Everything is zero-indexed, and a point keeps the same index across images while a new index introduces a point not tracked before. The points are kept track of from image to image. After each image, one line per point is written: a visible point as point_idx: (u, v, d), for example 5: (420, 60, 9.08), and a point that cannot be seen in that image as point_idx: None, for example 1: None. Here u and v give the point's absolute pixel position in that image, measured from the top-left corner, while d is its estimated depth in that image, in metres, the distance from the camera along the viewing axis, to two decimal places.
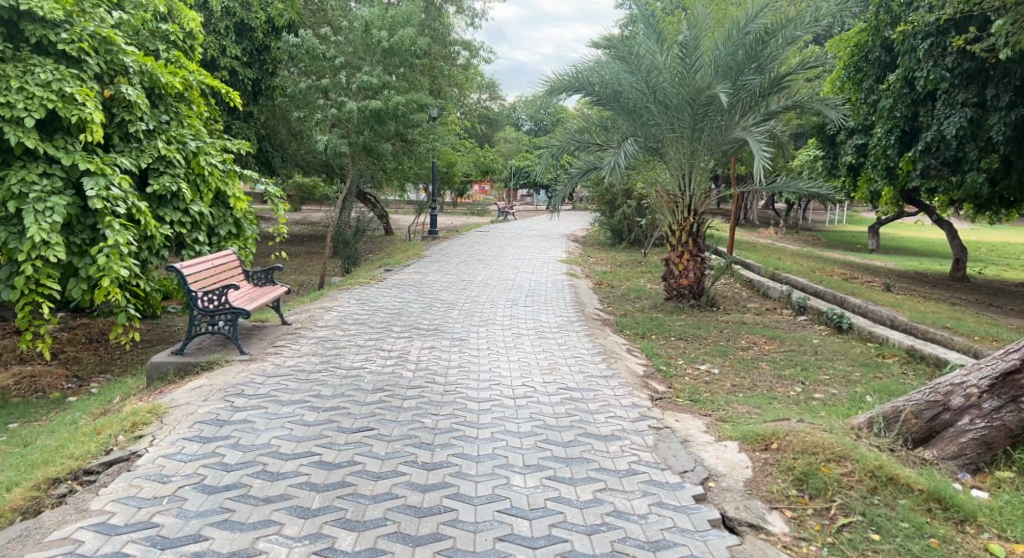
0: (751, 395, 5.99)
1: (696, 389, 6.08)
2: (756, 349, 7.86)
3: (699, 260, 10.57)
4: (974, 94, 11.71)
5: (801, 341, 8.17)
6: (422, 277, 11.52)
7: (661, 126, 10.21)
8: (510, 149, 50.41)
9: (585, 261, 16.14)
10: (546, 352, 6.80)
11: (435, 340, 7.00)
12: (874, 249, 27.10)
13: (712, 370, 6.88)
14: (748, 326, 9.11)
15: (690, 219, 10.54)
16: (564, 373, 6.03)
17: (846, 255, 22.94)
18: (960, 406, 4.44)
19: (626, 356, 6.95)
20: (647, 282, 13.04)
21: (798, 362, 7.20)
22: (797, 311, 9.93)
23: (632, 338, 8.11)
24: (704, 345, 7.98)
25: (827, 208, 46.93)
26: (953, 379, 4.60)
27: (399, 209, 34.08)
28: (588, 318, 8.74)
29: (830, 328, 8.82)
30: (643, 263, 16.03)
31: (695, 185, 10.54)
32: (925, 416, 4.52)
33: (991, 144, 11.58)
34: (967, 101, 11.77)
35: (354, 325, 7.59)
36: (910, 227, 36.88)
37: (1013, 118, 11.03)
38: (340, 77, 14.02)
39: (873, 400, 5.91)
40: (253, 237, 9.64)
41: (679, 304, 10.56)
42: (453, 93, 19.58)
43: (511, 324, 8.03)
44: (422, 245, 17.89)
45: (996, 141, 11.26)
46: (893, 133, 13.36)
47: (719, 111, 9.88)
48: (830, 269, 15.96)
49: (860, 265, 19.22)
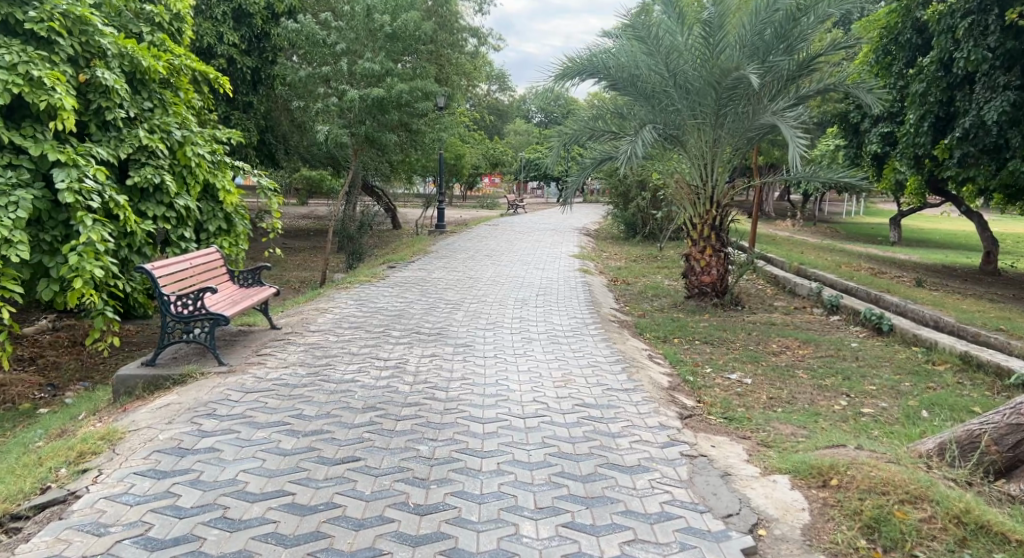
0: (792, 411, 5.29)
1: (729, 405, 5.40)
2: (790, 355, 7.14)
3: (723, 256, 9.87)
4: (1017, 77, 10.88)
5: (838, 345, 7.45)
6: (426, 275, 10.88)
7: (681, 112, 9.50)
8: (521, 141, 49.67)
9: (598, 256, 15.44)
10: (559, 360, 6.14)
11: (437, 347, 6.34)
12: (896, 242, 26.22)
13: (744, 380, 6.19)
14: (777, 328, 8.40)
15: (713, 212, 9.82)
16: (580, 386, 5.37)
17: (868, 248, 22.11)
18: None
19: (647, 365, 6.27)
20: (665, 279, 12.34)
21: (839, 370, 6.48)
22: (829, 310, 9.22)
23: (653, 342, 7.42)
24: (732, 350, 7.28)
25: (844, 200, 45.94)
26: None
27: (407, 202, 33.48)
28: (604, 320, 8.06)
29: (868, 329, 8.10)
30: (659, 258, 15.33)
31: (718, 176, 9.83)
32: (1007, 443, 3.75)
33: None
34: (1009, 84, 10.93)
35: (349, 329, 6.95)
36: (932, 218, 35.89)
37: None
38: (341, 64, 13.37)
39: (932, 417, 5.18)
40: (245, 233, 9.03)
41: (701, 303, 9.86)
42: (460, 82, 18.89)
43: (520, 327, 7.37)
44: (430, 239, 17.22)
45: None
46: (926, 119, 12.57)
47: (745, 96, 9.16)
48: (855, 264, 15.21)
49: (886, 259, 18.40)
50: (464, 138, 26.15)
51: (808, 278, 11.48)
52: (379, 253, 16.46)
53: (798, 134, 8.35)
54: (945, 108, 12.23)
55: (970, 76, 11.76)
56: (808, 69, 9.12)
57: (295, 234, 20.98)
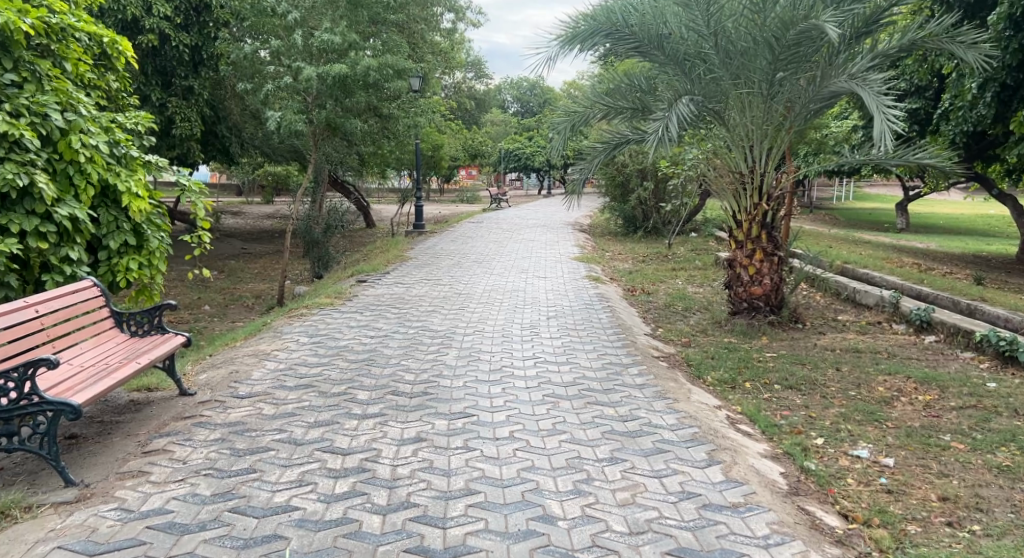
0: (1005, 533, 3.32)
1: (899, 526, 3.38)
2: (915, 406, 5.11)
3: (777, 261, 7.83)
4: None
5: (970, 387, 5.43)
6: (403, 292, 8.75)
7: (723, 80, 7.29)
8: (500, 131, 47.49)
9: (602, 257, 13.40)
10: (608, 441, 4.07)
11: (422, 424, 4.22)
12: (903, 229, 24.49)
13: (884, 460, 4.15)
14: (866, 357, 6.41)
15: (763, 206, 7.68)
16: (657, 505, 3.34)
17: (885, 238, 20.28)
18: None
19: (737, 441, 4.24)
20: (688, 286, 10.34)
21: (1007, 434, 4.48)
22: (918, 329, 7.28)
23: (721, 394, 5.37)
24: (832, 399, 5.27)
25: (834, 184, 44.36)
26: None
27: (380, 197, 31.27)
28: (647, 359, 5.97)
29: (990, 359, 6.15)
30: (671, 258, 13.34)
31: (768, 162, 7.67)
32: None
33: None
34: None
35: (293, 390, 4.79)
36: (930, 203, 34.38)
37: None
38: (294, 37, 10.96)
39: None
40: (163, 249, 6.51)
41: (752, 320, 7.83)
42: (437, 63, 16.75)
43: (537, 377, 5.28)
44: (407, 242, 15.06)
45: None
46: (991, 89, 10.32)
47: (809, 55, 7.02)
48: (894, 259, 13.34)
49: (914, 250, 16.55)
50: (438, 127, 23.98)
51: (866, 282, 9.55)
52: (349, 259, 14.28)
53: (887, 103, 6.24)
54: (1013, 75, 10.01)
55: None
56: (878, 24, 7.07)
57: (255, 237, 18.69)
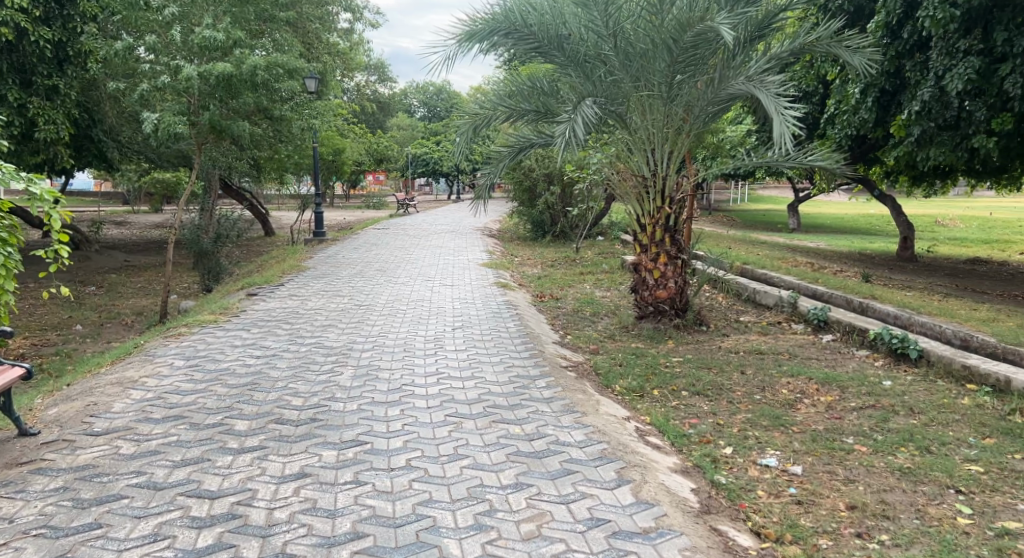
0: (912, 542, 3.27)
1: (811, 541, 3.28)
2: (818, 409, 5.10)
3: (681, 264, 7.78)
4: (980, 40, 8.63)
5: (868, 386, 5.49)
6: (297, 305, 8.20)
7: (623, 83, 7.17)
8: (405, 135, 46.72)
9: (510, 263, 13.20)
10: (513, 464, 3.79)
11: (307, 457, 3.81)
12: (796, 228, 25.66)
13: (792, 468, 4.06)
14: (769, 359, 6.43)
15: (667, 209, 7.61)
16: (565, 537, 3.09)
17: (779, 238, 21.11)
18: None
19: (646, 456, 4.06)
20: (596, 290, 10.26)
21: (906, 434, 4.50)
22: (816, 328, 7.42)
23: (629, 404, 5.20)
24: (738, 404, 5.19)
25: (731, 187, 46.11)
26: None
27: (280, 204, 30.00)
28: (554, 369, 5.75)
29: (884, 356, 6.29)
30: (579, 262, 13.29)
31: (670, 165, 7.61)
32: None
33: (1006, 99, 8.61)
34: (971, 49, 8.68)
35: (160, 423, 4.26)
36: (818, 204, 36.22)
37: None
38: (173, 33, 10.17)
39: None
40: (8, 265, 5.64)
41: (659, 324, 7.76)
42: (334, 64, 16.10)
43: (438, 395, 4.93)
44: (305, 251, 14.35)
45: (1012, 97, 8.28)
46: (871, 94, 10.77)
47: (707, 57, 6.97)
48: (789, 258, 13.78)
49: (806, 249, 17.23)
50: (340, 130, 23.21)
51: (765, 282, 9.73)
52: (243, 269, 13.47)
53: (783, 105, 6.27)
54: (892, 81, 10.50)
55: (923, 42, 9.85)
56: (770, 28, 7.13)
57: (141, 249, 17.41)
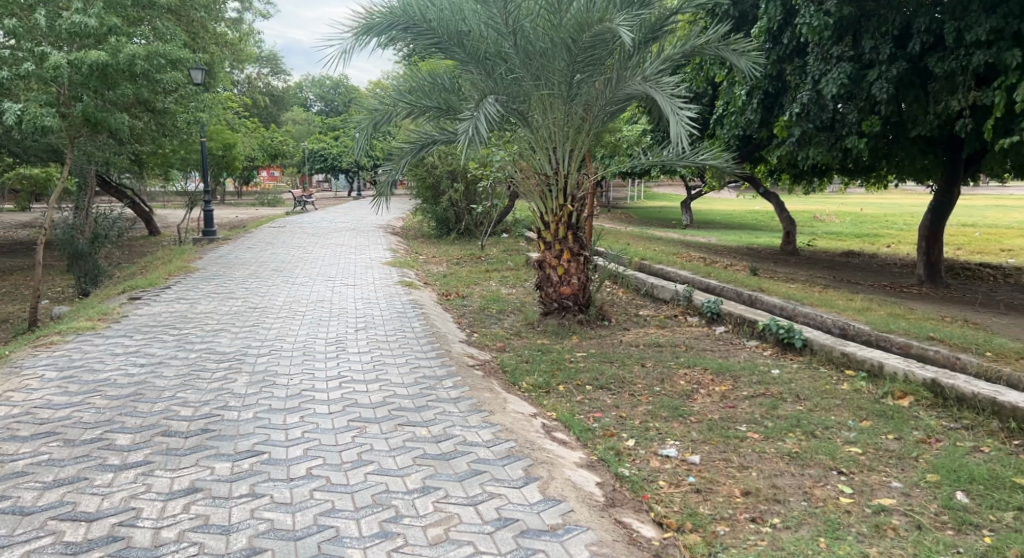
0: (801, 523, 3.45)
1: (710, 528, 3.39)
2: (714, 398, 5.31)
3: (583, 260, 7.89)
4: (850, 47, 9.23)
5: (759, 374, 5.76)
6: (186, 309, 7.77)
7: (524, 81, 7.20)
8: (301, 130, 45.30)
9: (414, 261, 13.02)
10: (420, 468, 3.72)
11: (198, 470, 3.60)
12: (690, 224, 26.69)
13: (691, 458, 4.19)
14: (667, 351, 6.63)
15: (569, 207, 7.70)
16: (473, 539, 3.06)
17: (674, 234, 21.91)
18: None
19: (552, 452, 4.09)
20: (501, 287, 10.29)
21: (793, 419, 4.76)
22: (709, 320, 7.72)
23: (535, 400, 5.23)
24: (639, 397, 5.32)
25: (629, 184, 47.45)
26: None
27: (167, 202, 28.39)
28: (460, 368, 5.70)
29: (772, 345, 6.62)
30: (483, 259, 13.28)
31: (571, 163, 7.70)
32: None
33: (873, 102, 9.25)
34: (843, 55, 9.26)
35: (29, 441, 3.92)
36: (710, 201, 37.86)
37: (896, 74, 8.75)
38: (37, 17, 9.38)
39: (973, 503, 3.61)
40: None
41: (563, 320, 7.86)
42: (222, 56, 15.37)
43: (341, 400, 4.78)
44: (195, 251, 13.64)
45: (879, 101, 8.91)
46: (756, 97, 11.33)
47: (606, 57, 7.09)
48: (684, 253, 14.31)
49: (699, 245, 17.96)
50: (230, 124, 22.21)
51: (663, 277, 10.05)
52: (126, 271, 12.65)
53: (678, 105, 6.47)
54: (774, 84, 11.08)
55: (800, 48, 10.45)
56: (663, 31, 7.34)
57: (7, 251, 16.03)
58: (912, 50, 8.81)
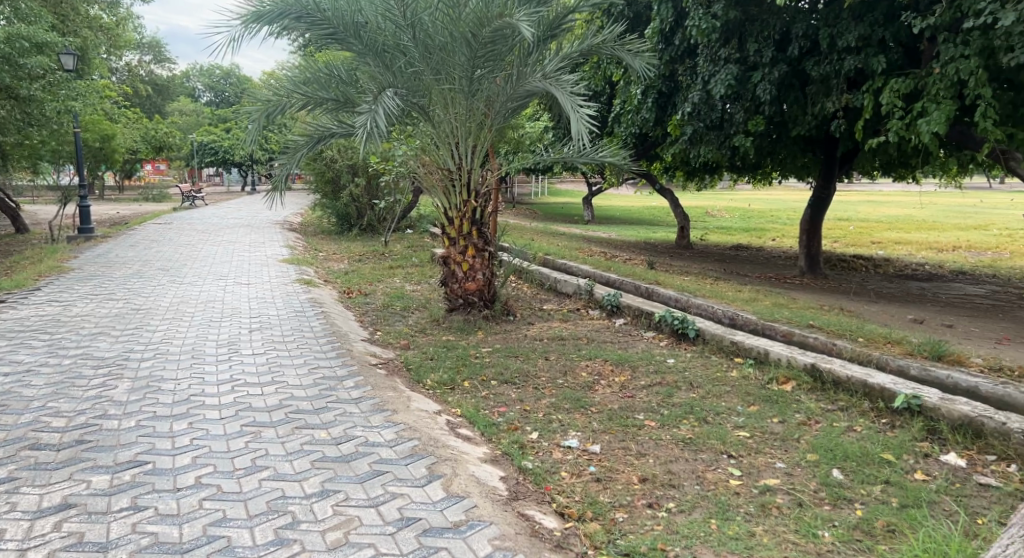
0: (694, 506, 3.60)
1: (609, 516, 3.49)
2: (613, 388, 5.45)
3: (488, 256, 7.90)
4: (736, 50, 9.66)
5: (655, 364, 5.97)
6: (60, 312, 7.24)
7: (424, 75, 7.13)
8: (190, 122, 43.13)
9: (313, 258, 12.67)
10: (318, 471, 3.63)
11: (74, 485, 3.37)
12: (591, 220, 27.29)
13: (592, 448, 4.29)
14: (570, 344, 6.75)
15: (473, 203, 7.69)
16: (374, 541, 3.02)
17: (576, 229, 22.34)
18: None
19: (456, 449, 4.08)
20: (404, 284, 10.17)
21: (687, 406, 4.96)
22: (610, 313, 7.92)
23: (438, 397, 5.20)
24: (542, 390, 5.40)
25: (532, 180, 47.97)
26: None
27: (39, 197, 26.34)
28: (361, 367, 5.60)
29: (668, 336, 6.87)
30: (385, 255, 13.08)
31: (473, 159, 7.69)
32: None
33: (757, 103, 9.73)
34: (730, 57, 9.69)
35: None
36: (610, 197, 38.82)
37: (778, 76, 9.24)
38: None
39: (848, 479, 3.88)
40: None
41: (468, 316, 7.84)
42: (97, 40, 14.40)
43: (234, 404, 4.59)
44: (72, 249, 12.73)
45: (764, 102, 9.38)
46: (651, 96, 11.69)
47: (505, 53, 7.10)
48: (586, 248, 14.60)
49: (600, 240, 18.39)
50: (109, 114, 20.87)
51: (566, 272, 10.22)
52: None
53: (577, 103, 6.58)
54: (667, 84, 11.47)
55: (691, 49, 10.86)
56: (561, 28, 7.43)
57: None
58: (791, 54, 9.31)
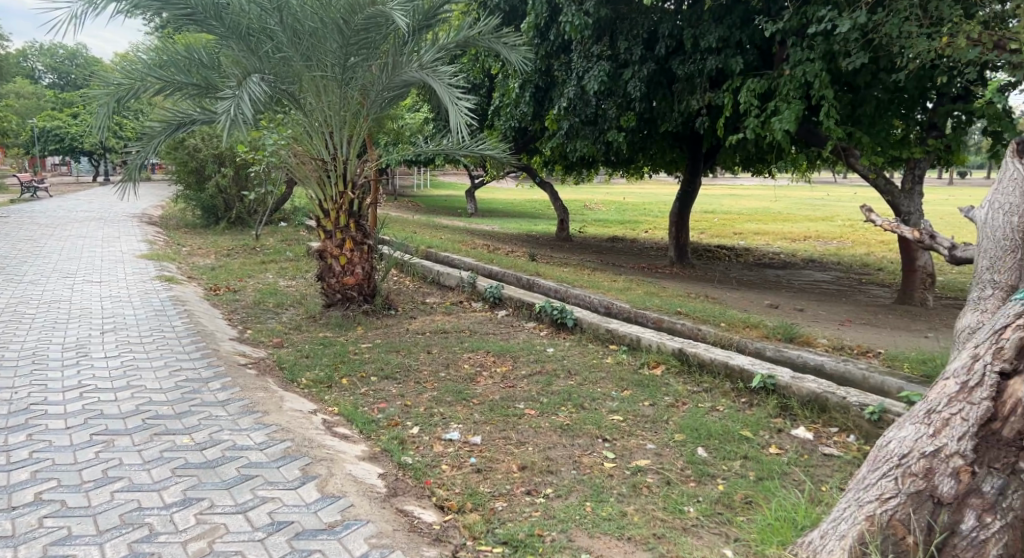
0: (570, 491, 3.69)
1: (488, 506, 3.51)
2: (495, 379, 5.49)
3: (367, 249, 7.74)
4: (608, 47, 9.97)
5: (535, 354, 6.07)
6: None
7: (293, 61, 6.84)
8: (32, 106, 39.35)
9: (176, 253, 11.91)
10: (179, 479, 3.42)
11: None
12: (473, 212, 27.34)
13: (472, 439, 4.30)
14: (452, 337, 6.73)
15: (350, 194, 7.48)
16: (241, 548, 2.89)
17: (457, 222, 22.31)
18: (956, 497, 2.84)
19: (332, 448, 3.97)
20: (278, 279, 9.77)
21: (565, 394, 5.07)
22: (492, 305, 7.97)
23: (315, 396, 5.04)
24: (423, 384, 5.35)
25: (412, 172, 47.43)
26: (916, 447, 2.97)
27: None
28: (230, 368, 5.32)
29: (548, 326, 7.00)
30: (257, 250, 12.50)
31: (348, 149, 7.47)
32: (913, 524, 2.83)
33: (629, 100, 10.09)
34: (602, 54, 9.99)
35: None
36: (491, 190, 39.07)
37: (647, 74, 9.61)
38: None
39: (713, 456, 4.11)
40: None
41: (347, 311, 7.64)
42: None
43: (83, 412, 4.24)
44: None
45: (635, 98, 9.75)
46: (528, 89, 11.84)
47: (379, 41, 6.94)
48: (468, 241, 14.61)
49: (482, 232, 18.47)
50: None
51: (448, 265, 10.20)
52: None
53: (455, 95, 6.55)
54: (544, 78, 11.66)
55: (565, 45, 11.10)
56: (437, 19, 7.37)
57: None
58: (658, 53, 9.70)
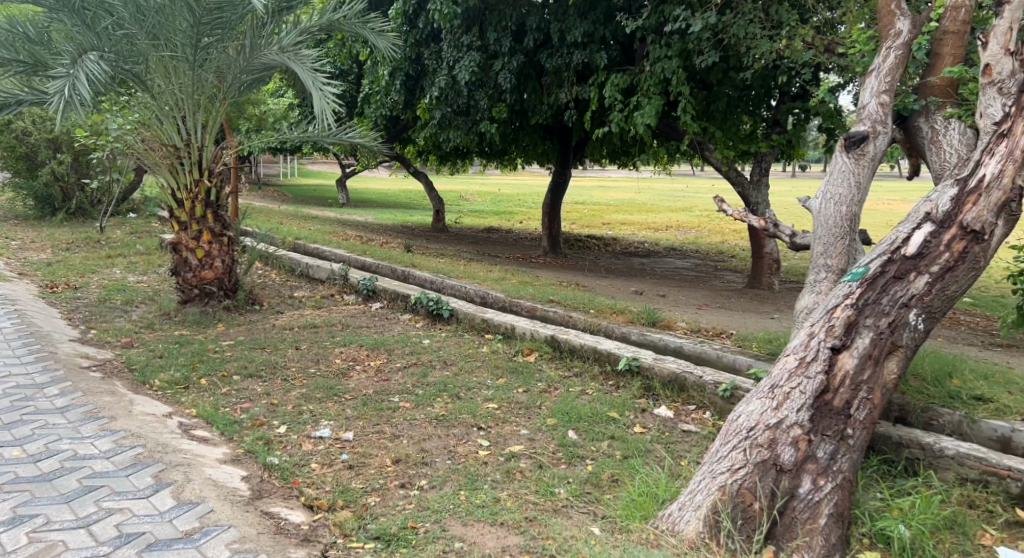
0: (444, 481, 3.68)
1: (361, 501, 3.44)
2: (368, 373, 5.38)
3: (226, 241, 7.31)
4: (477, 37, 9.97)
5: (410, 346, 6.00)
6: None
7: (138, 39, 6.31)
8: None
9: (5, 248, 10.74)
10: (8, 496, 3.12)
11: None
12: (345, 203, 26.61)
13: (344, 435, 4.20)
14: (322, 332, 6.52)
15: (205, 183, 7.02)
16: None
17: (328, 213, 21.63)
18: (794, 464, 3.16)
19: (191, 452, 3.74)
20: (128, 275, 9.06)
21: (440, 385, 5.05)
22: (365, 298, 7.79)
23: (172, 399, 4.72)
24: (292, 381, 5.15)
25: (279, 162, 45.44)
26: (763, 419, 3.32)
27: None
28: (72, 373, 4.88)
29: (423, 317, 6.94)
30: (102, 244, 11.52)
31: (203, 135, 7.03)
32: (761, 490, 3.11)
33: (499, 91, 10.16)
34: (472, 44, 9.98)
35: None
36: (363, 180, 38.15)
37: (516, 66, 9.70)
38: None
39: (583, 438, 4.24)
40: None
41: (206, 307, 7.19)
42: None
43: None
44: None
45: (505, 89, 9.83)
46: (398, 77, 11.60)
47: (236, 21, 6.55)
48: (339, 232, 14.21)
49: (354, 224, 18.03)
50: None
51: (319, 257, 9.88)
52: None
53: (319, 81, 6.32)
54: (414, 66, 11.50)
55: (435, 33, 10.97)
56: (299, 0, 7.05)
57: None
58: (527, 45, 9.81)
